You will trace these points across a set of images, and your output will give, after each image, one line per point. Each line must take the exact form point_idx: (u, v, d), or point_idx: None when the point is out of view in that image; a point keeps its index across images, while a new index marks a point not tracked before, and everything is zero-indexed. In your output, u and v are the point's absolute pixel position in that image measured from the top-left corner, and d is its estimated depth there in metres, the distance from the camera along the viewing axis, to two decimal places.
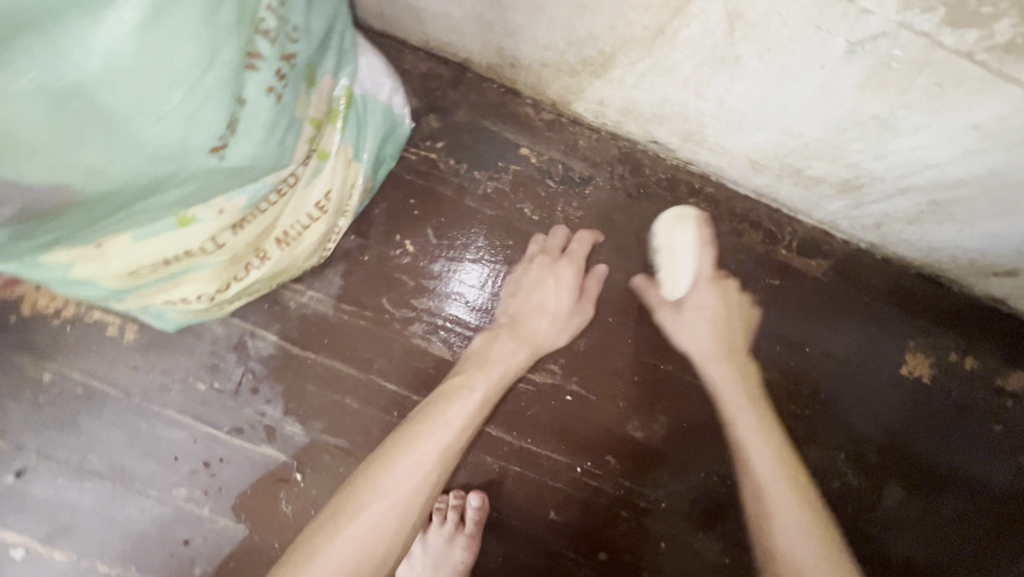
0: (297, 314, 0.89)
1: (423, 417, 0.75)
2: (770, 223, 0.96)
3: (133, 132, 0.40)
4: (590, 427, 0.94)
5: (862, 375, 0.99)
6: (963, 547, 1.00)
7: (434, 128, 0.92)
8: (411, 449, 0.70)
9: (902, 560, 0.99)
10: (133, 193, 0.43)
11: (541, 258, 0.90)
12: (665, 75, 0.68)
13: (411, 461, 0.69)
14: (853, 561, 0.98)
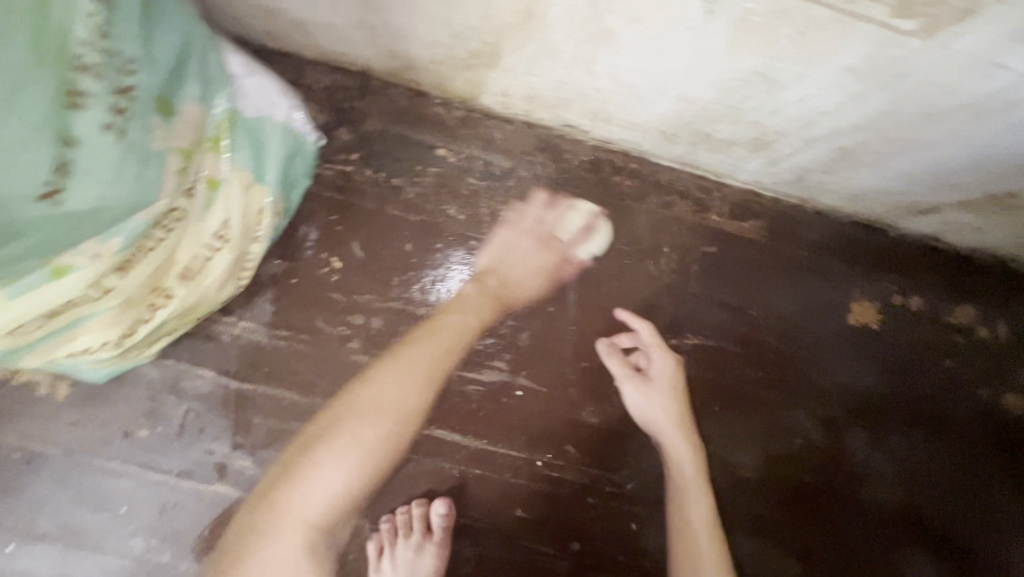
0: (233, 346, 0.88)
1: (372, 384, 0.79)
2: (698, 191, 0.96)
3: None
4: (545, 419, 0.93)
5: (810, 330, 0.99)
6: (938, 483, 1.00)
7: (346, 140, 0.90)
8: (361, 416, 0.77)
9: (879, 510, 0.98)
10: None
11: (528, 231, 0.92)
12: (551, 58, 0.68)
13: (367, 430, 0.76)
14: (831, 516, 0.96)
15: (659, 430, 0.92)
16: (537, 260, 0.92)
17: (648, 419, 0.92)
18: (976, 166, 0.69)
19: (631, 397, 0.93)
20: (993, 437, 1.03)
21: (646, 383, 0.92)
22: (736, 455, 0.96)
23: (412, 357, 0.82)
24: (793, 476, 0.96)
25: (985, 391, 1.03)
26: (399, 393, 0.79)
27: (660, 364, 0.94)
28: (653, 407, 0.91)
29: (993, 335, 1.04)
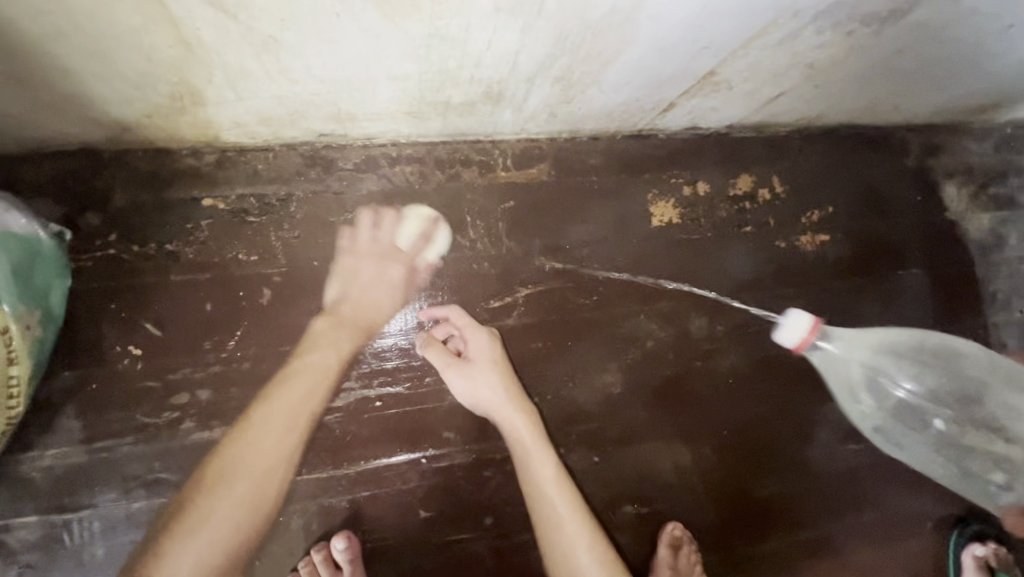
0: (49, 480, 0.80)
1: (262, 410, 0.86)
2: (478, 155, 1.00)
3: None
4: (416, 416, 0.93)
5: (625, 243, 1.07)
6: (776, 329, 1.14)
7: (96, 224, 0.84)
8: (258, 441, 0.85)
9: (733, 372, 1.11)
10: None
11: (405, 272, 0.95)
12: (246, 78, 0.66)
13: (265, 452, 0.85)
14: (696, 394, 1.08)
15: (490, 408, 0.94)
16: (385, 277, 0.94)
17: (479, 401, 0.94)
18: (665, 58, 0.77)
19: (457, 385, 0.94)
20: (808, 276, 1.18)
21: (467, 367, 0.94)
22: (599, 374, 1.04)
23: (312, 373, 0.89)
24: (653, 374, 1.07)
25: (783, 240, 1.18)
26: (304, 414, 0.88)
27: (478, 349, 0.96)
28: (476, 389, 0.94)
29: (774, 191, 1.18)
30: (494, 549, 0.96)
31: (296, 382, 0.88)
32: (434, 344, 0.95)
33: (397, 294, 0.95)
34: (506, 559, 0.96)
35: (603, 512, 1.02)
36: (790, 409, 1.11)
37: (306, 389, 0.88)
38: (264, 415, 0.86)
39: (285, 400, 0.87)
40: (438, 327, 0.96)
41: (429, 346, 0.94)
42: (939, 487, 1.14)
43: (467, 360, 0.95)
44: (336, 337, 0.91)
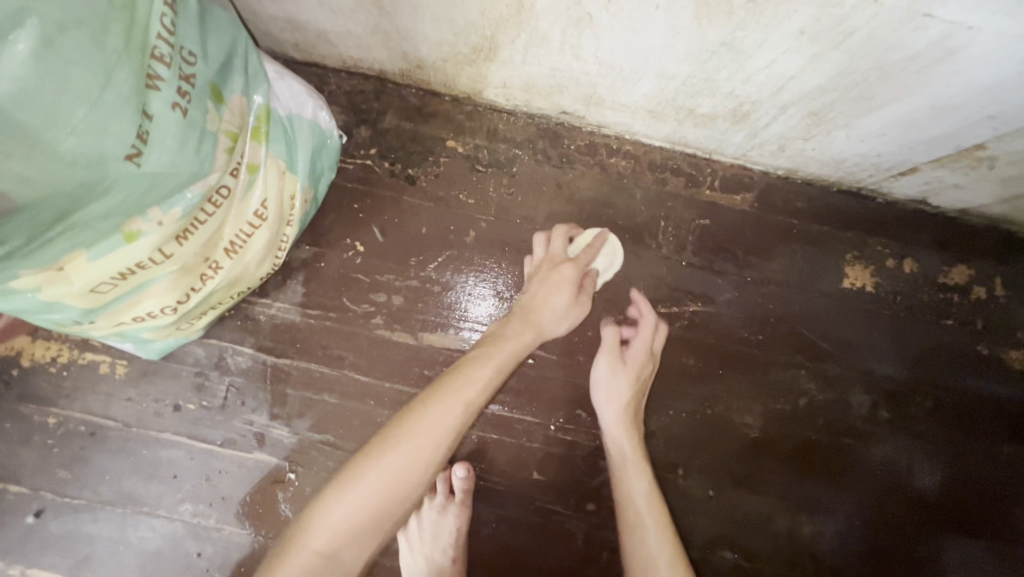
0: (269, 325, 0.97)
1: (439, 391, 0.81)
2: (690, 168, 1.03)
3: (53, 143, 0.47)
4: (530, 316, 0.91)
5: (806, 296, 1.04)
6: (954, 445, 1.03)
7: (365, 137, 1.01)
8: (411, 436, 0.77)
9: (884, 465, 1.02)
10: (69, 201, 0.51)
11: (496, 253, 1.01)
12: (542, 46, 0.77)
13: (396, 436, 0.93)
14: (832, 473, 1.02)
15: (566, 305, 0.93)
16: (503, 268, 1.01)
17: (565, 298, 0.93)
18: (938, 119, 0.74)
19: (556, 284, 0.93)
20: (1011, 403, 1.05)
21: (579, 300, 0.95)
22: (740, 413, 1.02)
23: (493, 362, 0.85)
24: (794, 433, 1.02)
25: (986, 347, 1.06)
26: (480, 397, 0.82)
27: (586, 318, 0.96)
28: (561, 329, 0.93)
29: (991, 293, 1.07)
30: (587, 536, 0.98)
31: (474, 364, 0.84)
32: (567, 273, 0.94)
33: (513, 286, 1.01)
34: (594, 550, 0.98)
35: (701, 552, 0.99)
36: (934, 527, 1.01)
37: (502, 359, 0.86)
38: (436, 406, 0.80)
39: (486, 366, 0.85)
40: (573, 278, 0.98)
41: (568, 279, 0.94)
42: None
43: (581, 302, 0.95)
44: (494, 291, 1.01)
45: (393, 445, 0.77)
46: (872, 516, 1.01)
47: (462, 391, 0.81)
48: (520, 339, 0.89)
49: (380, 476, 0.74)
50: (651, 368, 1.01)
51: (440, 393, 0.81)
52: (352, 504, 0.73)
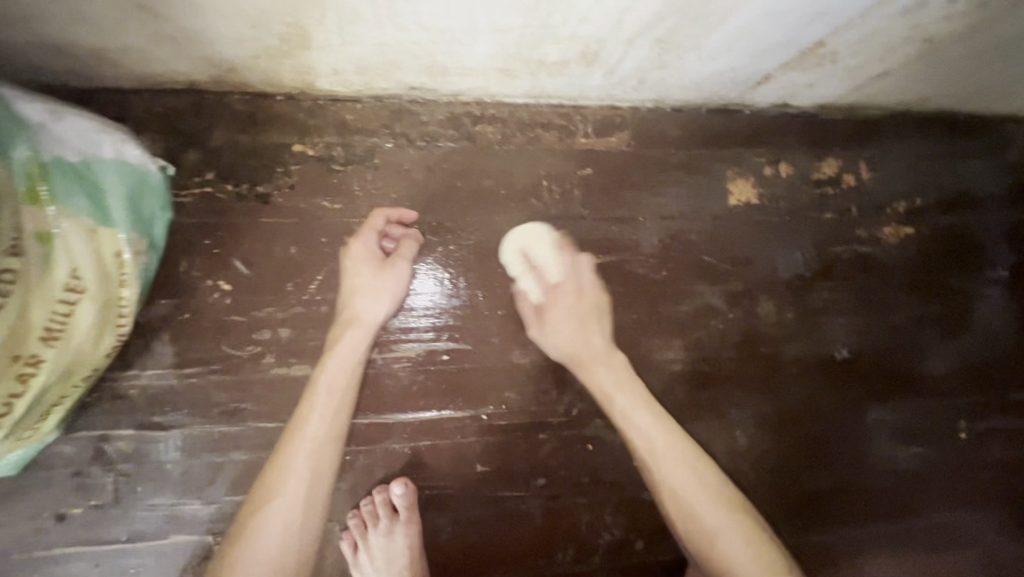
0: (144, 398, 0.86)
1: (289, 441, 0.84)
2: (560, 120, 0.99)
3: None
4: (345, 313, 0.89)
5: (699, 223, 1.05)
6: (852, 326, 1.12)
7: (196, 161, 0.88)
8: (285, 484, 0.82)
9: (799, 362, 1.09)
10: None
11: (354, 259, 0.90)
12: (357, 22, 0.68)
13: (283, 472, 0.83)
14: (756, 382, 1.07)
15: (371, 289, 0.89)
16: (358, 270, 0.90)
17: (372, 280, 0.89)
18: (777, 24, 0.73)
19: (359, 272, 0.90)
20: (892, 274, 1.15)
21: (388, 272, 0.90)
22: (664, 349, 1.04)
23: (326, 389, 0.86)
24: (716, 355, 1.05)
25: (864, 229, 1.13)
26: (337, 432, 0.86)
27: (404, 284, 0.91)
28: (379, 309, 0.89)
29: (858, 179, 1.13)
30: (545, 511, 0.98)
31: (311, 402, 0.86)
32: (370, 248, 0.91)
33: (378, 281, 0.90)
34: (555, 521, 0.98)
35: None
36: (848, 402, 1.11)
37: (337, 383, 0.87)
38: (296, 452, 0.84)
39: (328, 399, 0.86)
40: (392, 242, 0.93)
41: (369, 250, 0.91)
42: None
43: (392, 272, 0.90)
44: (353, 300, 0.89)
45: (275, 497, 0.82)
46: (798, 410, 1.08)
47: (313, 433, 0.85)
48: (354, 341, 0.88)
49: (276, 525, 0.81)
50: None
51: (289, 441, 0.84)
52: (257, 558, 0.80)
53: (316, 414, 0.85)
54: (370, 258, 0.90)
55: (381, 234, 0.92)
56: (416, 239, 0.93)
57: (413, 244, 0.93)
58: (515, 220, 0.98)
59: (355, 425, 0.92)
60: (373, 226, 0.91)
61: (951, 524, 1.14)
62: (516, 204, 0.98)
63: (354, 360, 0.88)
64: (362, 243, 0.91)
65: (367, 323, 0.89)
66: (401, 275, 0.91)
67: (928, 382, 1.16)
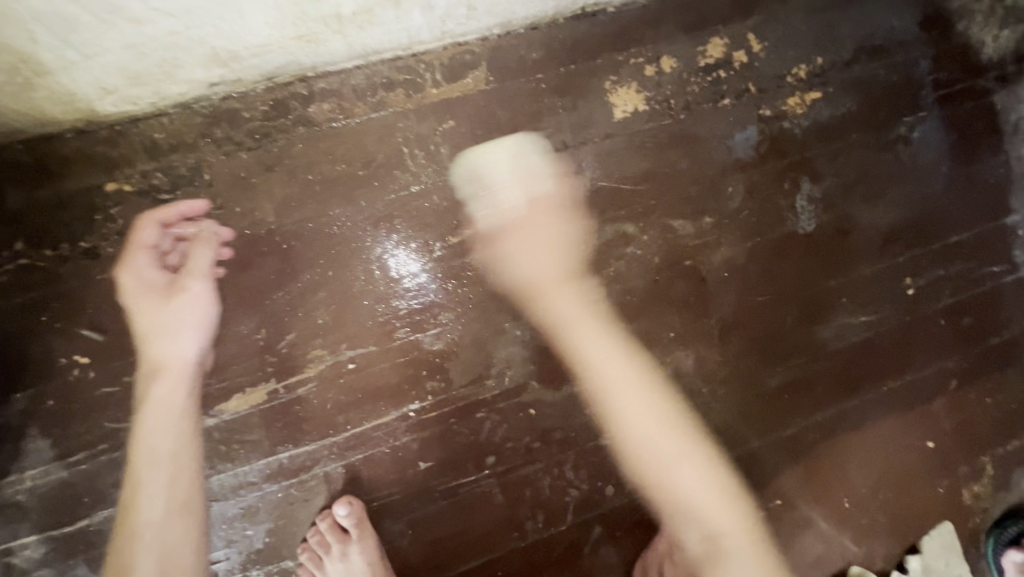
0: (36, 499, 0.78)
1: (123, 532, 0.75)
2: (402, 75, 0.88)
3: None
4: (144, 365, 0.79)
5: (586, 147, 0.96)
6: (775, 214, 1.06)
7: (2, 232, 0.77)
8: None
9: (726, 265, 1.04)
10: None
11: (140, 293, 0.80)
12: (85, 28, 0.59)
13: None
14: (687, 297, 1.02)
15: (166, 328, 0.79)
16: (146, 302, 0.80)
17: (163, 319, 0.79)
18: None
19: (150, 308, 0.79)
20: (808, 145, 1.08)
21: (176, 298, 0.80)
22: (583, 291, 0.98)
23: (149, 461, 0.77)
24: (640, 281, 1.00)
25: (768, 107, 1.05)
26: (181, 499, 0.77)
27: (209, 308, 0.82)
28: (180, 344, 0.79)
29: (749, 53, 1.04)
30: (503, 487, 0.94)
31: (139, 478, 0.77)
32: (147, 273, 0.80)
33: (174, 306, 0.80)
34: (517, 493, 0.95)
35: (610, 433, 0.98)
36: (788, 289, 1.07)
37: (160, 447, 0.78)
38: (134, 548, 0.75)
39: (159, 468, 0.77)
40: (178, 255, 0.82)
41: (151, 274, 0.80)
42: (981, 200, 1.16)
43: (182, 299, 0.80)
44: (150, 345, 0.79)
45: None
46: (738, 313, 1.05)
47: (150, 515, 0.76)
48: (166, 391, 0.79)
49: None
50: (476, 302, 0.93)
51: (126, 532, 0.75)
52: None
53: (146, 492, 0.77)
54: (155, 283, 0.80)
55: (159, 243, 0.81)
56: (214, 244, 0.82)
57: (208, 249, 0.82)
58: (385, 199, 0.89)
59: (277, 461, 0.87)
60: (143, 242, 0.80)
61: (915, 379, 1.13)
62: (380, 182, 0.88)
63: (173, 415, 0.78)
64: (140, 259, 0.80)
65: (176, 370, 0.79)
66: (189, 287, 0.81)
67: (866, 246, 1.11)
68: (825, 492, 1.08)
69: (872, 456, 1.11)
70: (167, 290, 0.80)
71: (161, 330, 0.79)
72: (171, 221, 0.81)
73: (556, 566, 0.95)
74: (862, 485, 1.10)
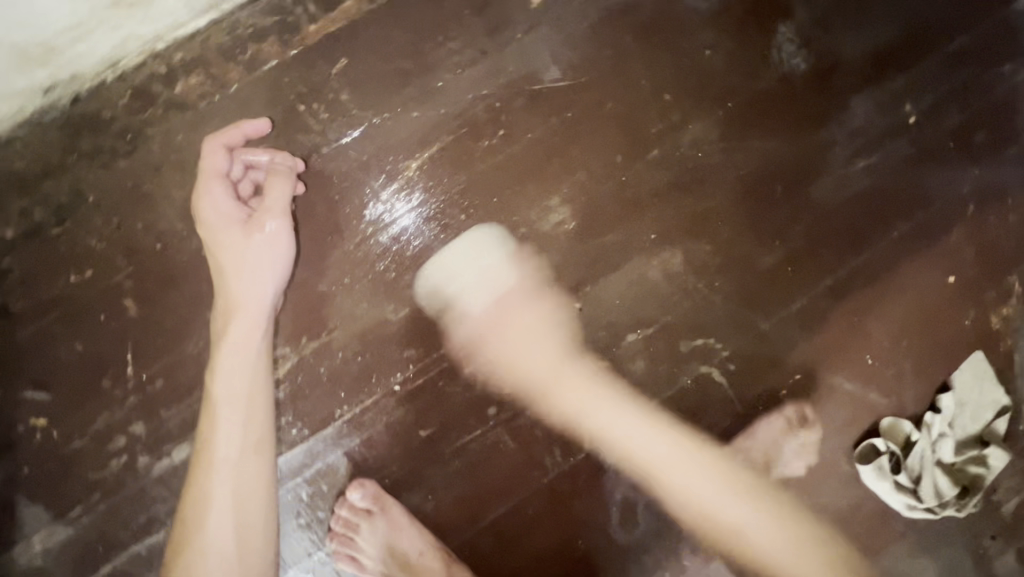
0: (44, 564, 0.76)
1: (202, 466, 0.71)
2: (274, 21, 0.81)
3: None
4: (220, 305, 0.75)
5: (508, 50, 0.86)
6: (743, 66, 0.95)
7: None
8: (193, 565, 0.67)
9: (700, 146, 0.93)
10: None
11: (222, 218, 0.75)
12: None
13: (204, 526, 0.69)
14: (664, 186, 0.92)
15: (245, 267, 0.75)
16: (221, 233, 0.75)
17: (242, 257, 0.74)
18: None
19: (230, 237, 0.75)
20: None
21: (256, 233, 0.75)
22: (546, 211, 0.88)
23: (225, 400, 0.72)
24: (607, 183, 0.90)
25: None
26: (256, 441, 0.72)
27: (290, 249, 0.77)
28: (267, 283, 0.76)
29: None
30: (512, 433, 0.92)
31: (214, 418, 0.72)
32: (223, 204, 0.75)
33: (252, 237, 0.75)
34: (527, 437, 0.92)
35: (609, 354, 0.93)
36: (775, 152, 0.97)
37: (236, 387, 0.74)
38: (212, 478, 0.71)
39: (234, 411, 0.72)
40: (256, 187, 0.78)
41: (228, 201, 0.75)
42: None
43: (260, 235, 0.75)
44: (237, 278, 0.75)
45: (203, 533, 0.69)
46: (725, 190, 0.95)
47: (227, 452, 0.71)
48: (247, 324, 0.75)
49: None
50: (432, 257, 0.86)
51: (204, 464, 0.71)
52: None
53: (223, 432, 0.72)
54: (230, 214, 0.75)
55: (231, 169, 0.77)
56: (290, 175, 0.78)
57: (286, 181, 0.77)
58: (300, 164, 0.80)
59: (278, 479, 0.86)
60: (215, 168, 0.75)
61: (931, 214, 1.04)
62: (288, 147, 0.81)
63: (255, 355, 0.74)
64: (214, 186, 0.75)
65: (256, 306, 0.75)
66: (266, 221, 0.76)
67: (847, 84, 0.99)
68: (846, 355, 1.04)
69: (891, 309, 1.05)
70: (246, 220, 0.76)
71: (248, 262, 0.75)
72: (237, 143, 0.77)
73: (585, 495, 0.93)
74: (883, 338, 1.05)
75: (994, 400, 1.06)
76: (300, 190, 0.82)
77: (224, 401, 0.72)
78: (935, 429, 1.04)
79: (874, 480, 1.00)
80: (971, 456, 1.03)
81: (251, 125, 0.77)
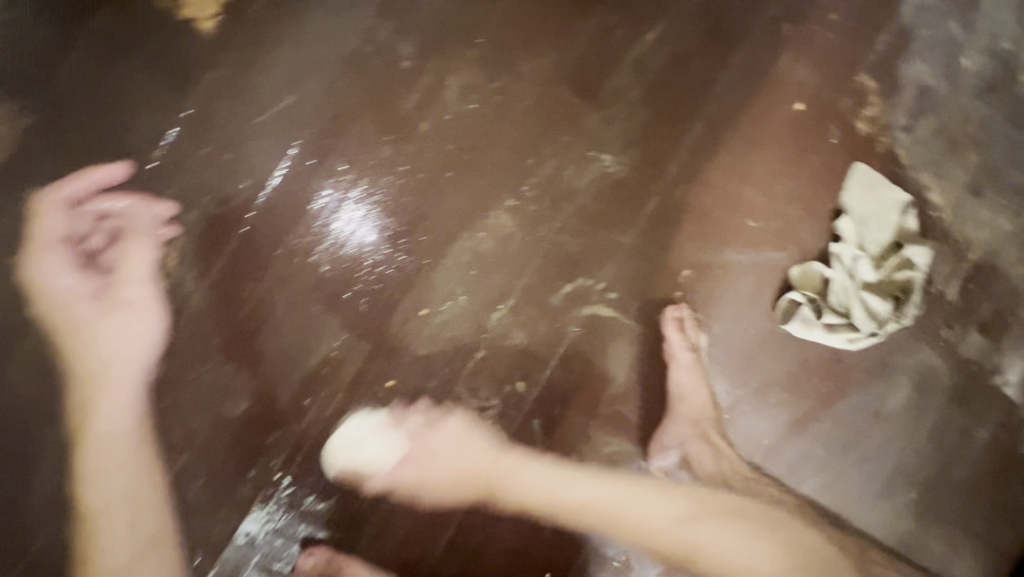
0: None
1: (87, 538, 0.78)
2: None
3: None
4: (76, 380, 0.82)
5: (216, 101, 0.88)
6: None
7: None
8: None
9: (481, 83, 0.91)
10: None
11: (70, 289, 0.83)
12: None
13: None
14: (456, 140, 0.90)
15: (102, 337, 0.82)
16: (75, 304, 0.83)
17: (99, 327, 0.82)
18: None
19: (88, 311, 0.83)
20: None
21: (113, 302, 0.83)
22: (333, 232, 0.87)
23: (101, 469, 0.79)
24: (391, 168, 0.89)
25: None
26: (136, 517, 0.78)
27: (153, 311, 0.84)
28: (129, 345, 0.82)
29: None
30: None
31: (91, 494, 0.79)
32: (71, 276, 0.83)
33: (104, 307, 0.83)
34: None
35: (480, 335, 0.90)
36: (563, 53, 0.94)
37: (112, 457, 0.80)
38: (98, 549, 0.78)
39: (112, 485, 0.79)
40: (105, 241, 0.85)
41: (74, 274, 0.83)
42: None
43: (119, 304, 0.83)
44: (96, 348, 0.82)
45: None
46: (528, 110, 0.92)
47: (110, 525, 0.78)
48: (123, 385, 0.81)
49: None
50: (255, 322, 0.85)
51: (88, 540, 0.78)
52: None
53: (103, 509, 0.78)
54: (78, 284, 0.83)
55: (77, 228, 0.85)
56: (148, 230, 0.85)
57: (144, 241, 0.85)
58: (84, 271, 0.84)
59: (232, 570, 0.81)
60: (52, 235, 0.84)
61: (758, 45, 1.02)
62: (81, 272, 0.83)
63: (129, 419, 0.81)
64: (62, 257, 0.84)
65: (130, 368, 0.82)
66: (122, 291, 0.84)
67: None
68: (717, 227, 1.01)
69: (752, 165, 1.02)
70: (97, 291, 0.83)
71: (105, 333, 0.82)
72: (81, 196, 0.85)
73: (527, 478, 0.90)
74: (754, 196, 1.03)
75: (887, 203, 1.04)
76: (167, 235, 0.86)
77: (99, 474, 0.79)
78: (848, 257, 1.02)
79: (802, 331, 1.01)
80: (894, 264, 1.02)
81: (110, 170, 0.86)
